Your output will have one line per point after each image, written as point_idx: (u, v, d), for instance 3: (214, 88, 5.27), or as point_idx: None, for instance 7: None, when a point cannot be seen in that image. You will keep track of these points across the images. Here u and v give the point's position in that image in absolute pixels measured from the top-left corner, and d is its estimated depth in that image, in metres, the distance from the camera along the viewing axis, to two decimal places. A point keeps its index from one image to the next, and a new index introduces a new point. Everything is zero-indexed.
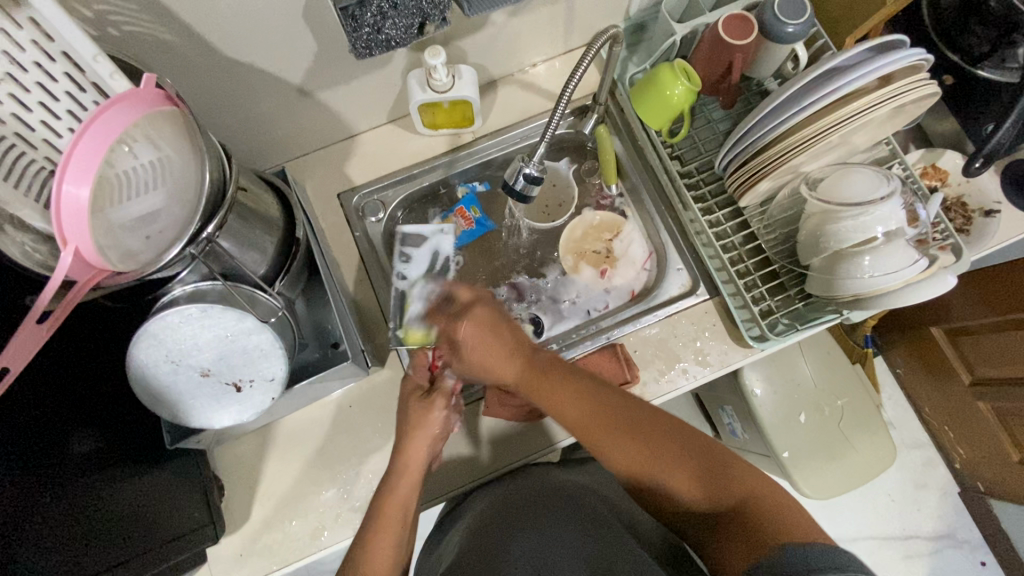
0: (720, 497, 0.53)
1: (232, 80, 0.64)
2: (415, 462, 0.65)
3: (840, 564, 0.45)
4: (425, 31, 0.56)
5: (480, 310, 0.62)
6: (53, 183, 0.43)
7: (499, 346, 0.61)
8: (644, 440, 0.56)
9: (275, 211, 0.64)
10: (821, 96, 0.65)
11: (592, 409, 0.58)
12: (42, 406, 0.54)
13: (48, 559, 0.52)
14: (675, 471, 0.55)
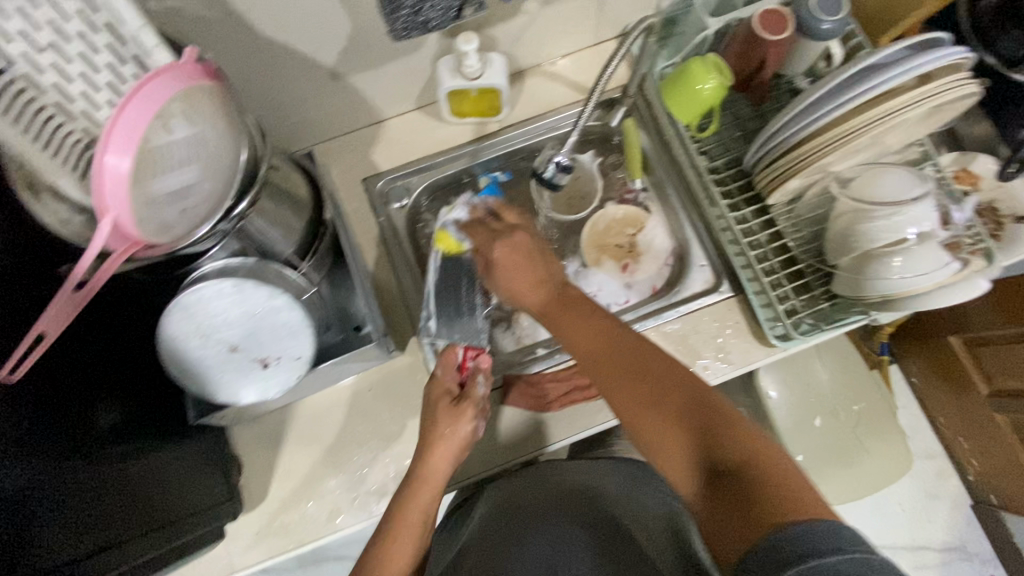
0: (718, 457, 0.49)
1: (267, 59, 0.65)
2: (440, 467, 0.66)
3: (836, 545, 0.40)
4: (462, 14, 0.57)
5: (517, 236, 0.68)
6: (96, 152, 0.43)
7: (529, 272, 0.65)
8: (647, 384, 0.55)
9: (303, 191, 0.64)
10: (861, 92, 0.64)
11: (604, 345, 0.58)
12: (75, 375, 0.55)
13: (70, 519, 0.51)
14: (673, 421, 0.52)
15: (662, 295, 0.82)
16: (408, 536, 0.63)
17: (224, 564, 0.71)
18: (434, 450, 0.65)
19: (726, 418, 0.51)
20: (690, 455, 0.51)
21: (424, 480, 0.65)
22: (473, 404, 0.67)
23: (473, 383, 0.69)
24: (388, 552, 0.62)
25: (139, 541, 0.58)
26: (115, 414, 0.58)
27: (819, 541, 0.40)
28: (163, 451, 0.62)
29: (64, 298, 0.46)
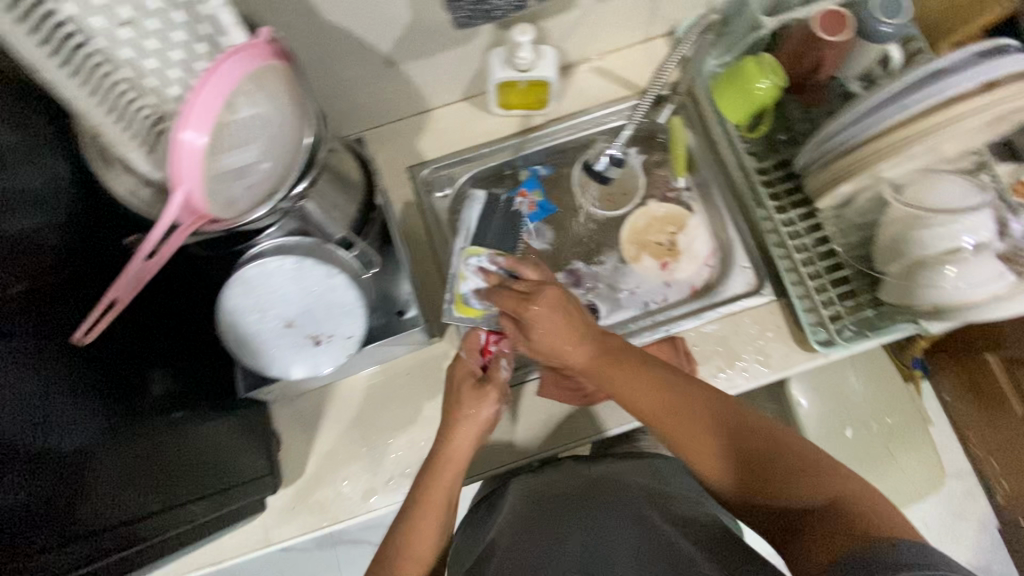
0: (783, 493, 0.53)
1: (327, 44, 0.66)
2: (461, 447, 0.66)
3: (919, 563, 0.42)
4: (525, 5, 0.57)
5: (549, 293, 0.62)
6: (174, 128, 0.44)
7: (564, 328, 0.61)
8: (703, 430, 0.56)
9: (357, 175, 0.65)
10: (924, 98, 0.61)
11: (653, 400, 0.58)
12: (132, 342, 0.57)
13: (116, 491, 0.53)
14: (733, 463, 0.55)
15: (702, 295, 0.81)
16: (431, 514, 0.62)
17: (260, 537, 0.72)
18: (457, 431, 0.66)
19: (780, 450, 0.54)
20: (754, 492, 0.54)
21: (447, 460, 0.65)
22: (497, 386, 0.67)
23: (496, 366, 0.69)
24: (412, 529, 0.61)
25: (188, 505, 0.60)
26: (171, 384, 0.60)
27: (904, 556, 0.43)
28: (211, 421, 0.64)
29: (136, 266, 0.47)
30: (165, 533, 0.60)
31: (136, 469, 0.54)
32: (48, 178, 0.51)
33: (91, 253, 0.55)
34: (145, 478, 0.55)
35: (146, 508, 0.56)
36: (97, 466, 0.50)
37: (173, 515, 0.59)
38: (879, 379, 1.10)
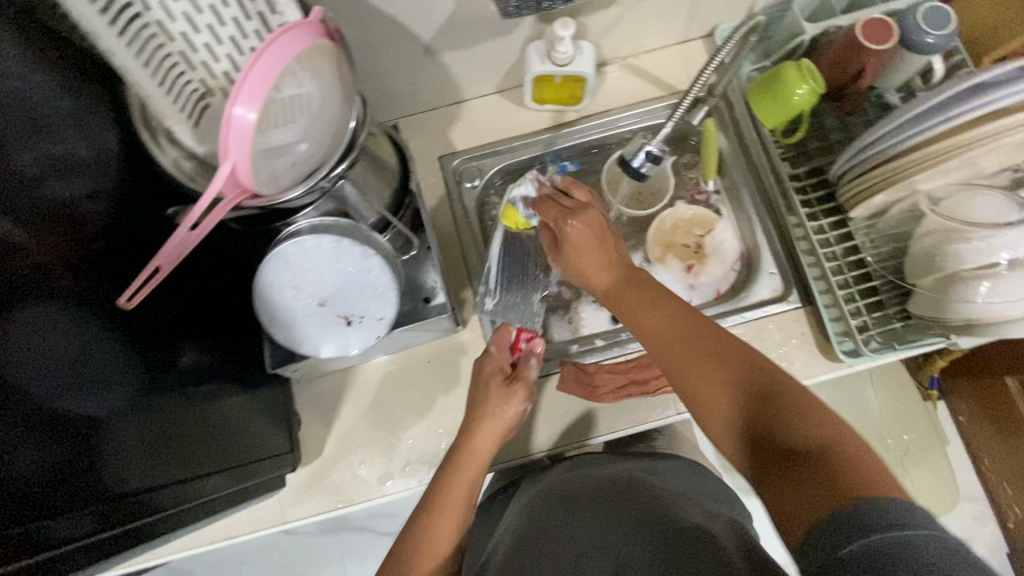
0: (778, 423, 0.49)
1: (371, 30, 0.66)
2: (485, 445, 0.68)
3: (896, 520, 0.38)
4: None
5: (584, 217, 0.67)
6: (226, 103, 0.44)
7: (596, 250, 0.65)
8: (708, 353, 0.55)
9: (393, 160, 0.66)
10: (975, 108, 0.59)
11: (668, 320, 0.59)
12: (166, 315, 0.57)
13: (138, 460, 0.52)
14: (732, 389, 0.53)
15: (727, 299, 0.81)
16: (451, 509, 0.65)
17: (276, 514, 0.73)
18: (480, 427, 0.68)
19: (785, 385, 0.51)
20: (748, 420, 0.51)
21: (468, 457, 0.67)
22: (524, 384, 0.71)
23: (526, 364, 0.73)
24: (433, 522, 0.65)
25: (205, 478, 0.60)
26: (201, 356, 0.61)
27: (885, 518, 0.38)
28: (233, 395, 0.64)
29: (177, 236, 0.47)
30: (183, 509, 0.59)
31: (158, 437, 0.54)
32: (96, 145, 0.52)
33: (132, 221, 0.56)
34: (166, 447, 0.55)
35: (166, 481, 0.55)
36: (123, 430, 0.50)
37: (191, 489, 0.58)
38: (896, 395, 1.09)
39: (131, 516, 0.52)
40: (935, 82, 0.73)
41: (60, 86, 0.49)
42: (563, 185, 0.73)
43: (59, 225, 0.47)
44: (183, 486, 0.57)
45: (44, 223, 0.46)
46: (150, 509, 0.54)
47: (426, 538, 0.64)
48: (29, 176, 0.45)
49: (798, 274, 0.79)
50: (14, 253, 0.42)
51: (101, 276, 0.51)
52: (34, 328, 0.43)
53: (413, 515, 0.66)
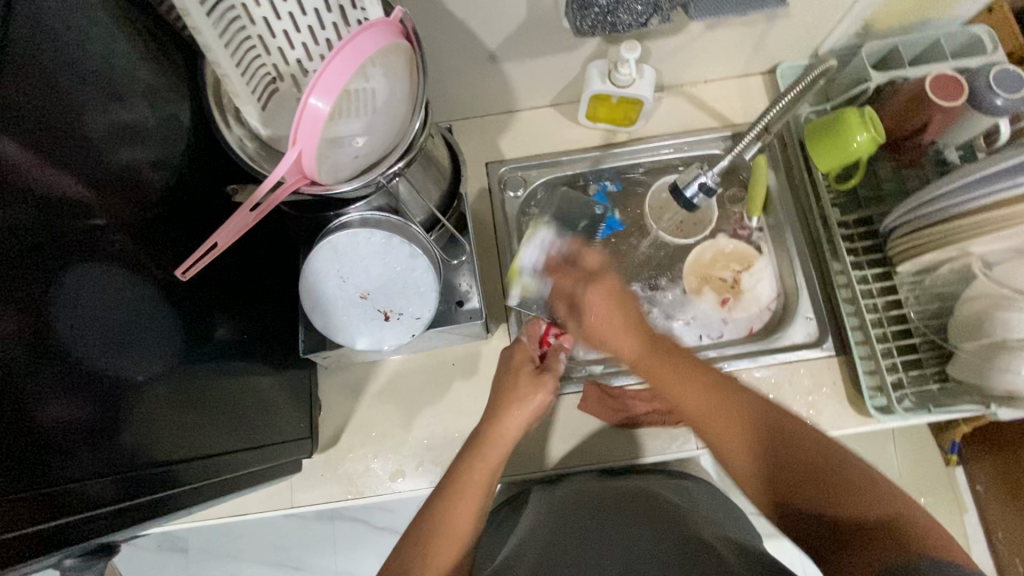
0: (804, 496, 0.49)
1: (441, 33, 0.67)
2: (509, 433, 0.65)
3: None
4: (649, 23, 0.57)
5: (602, 286, 0.62)
6: (303, 92, 0.45)
7: (620, 323, 0.61)
8: (742, 421, 0.54)
9: (446, 162, 0.67)
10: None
11: (700, 392, 0.56)
12: (209, 287, 0.58)
13: (167, 428, 0.51)
14: (764, 459, 0.52)
15: (759, 338, 0.80)
16: (467, 501, 0.60)
17: (285, 497, 0.73)
18: (503, 419, 0.65)
19: (813, 457, 0.50)
20: (776, 488, 0.51)
21: (487, 453, 0.63)
22: (554, 374, 0.68)
23: (556, 358, 0.70)
24: (449, 515, 0.59)
25: (234, 454, 0.59)
26: (238, 331, 0.62)
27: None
28: (260, 372, 0.65)
29: (237, 214, 0.48)
30: (218, 486, 0.58)
31: (190, 405, 0.54)
32: (169, 117, 0.54)
33: (195, 193, 0.58)
34: (196, 416, 0.55)
35: (198, 453, 0.54)
36: (164, 392, 0.51)
37: (223, 465, 0.58)
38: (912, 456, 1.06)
39: (174, 487, 0.51)
40: (999, 144, 0.70)
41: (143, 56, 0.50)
42: (575, 248, 0.70)
43: (126, 191, 0.49)
44: (214, 461, 0.56)
45: (113, 187, 0.47)
46: (190, 480, 0.53)
47: (443, 533, 0.58)
48: (105, 140, 0.46)
49: (835, 322, 0.78)
50: (80, 212, 0.44)
51: (155, 243, 0.52)
52: (85, 283, 0.43)
53: (425, 510, 0.60)
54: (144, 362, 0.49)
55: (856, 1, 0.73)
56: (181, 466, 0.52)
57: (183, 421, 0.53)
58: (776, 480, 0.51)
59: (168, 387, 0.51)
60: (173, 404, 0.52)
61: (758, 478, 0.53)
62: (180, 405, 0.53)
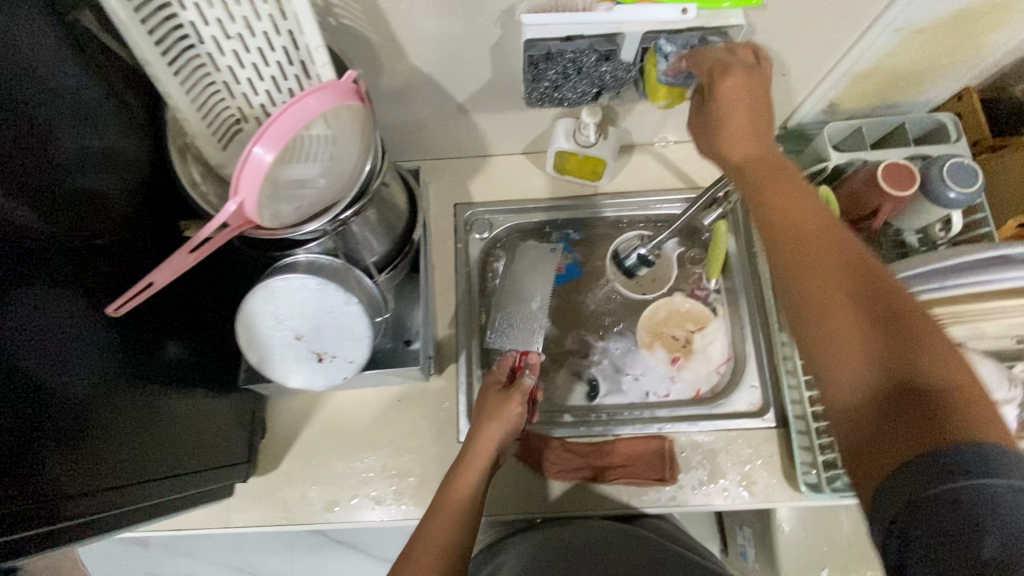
0: (856, 343, 0.45)
1: (409, 85, 0.69)
2: (485, 448, 0.69)
3: (989, 470, 0.37)
4: (595, 97, 0.65)
5: (745, 77, 0.52)
6: (248, 142, 0.48)
7: (745, 124, 0.53)
8: (831, 274, 0.47)
9: (403, 208, 0.69)
10: (971, 282, 0.62)
11: (806, 228, 0.50)
12: (158, 314, 0.60)
13: (94, 450, 0.50)
14: (840, 308, 0.46)
15: (704, 401, 0.81)
16: (447, 514, 0.64)
17: (220, 517, 0.75)
18: (473, 453, 0.68)
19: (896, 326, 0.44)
20: (822, 333, 0.47)
21: (457, 489, 0.66)
22: (521, 391, 0.72)
23: (523, 376, 0.74)
24: (427, 527, 0.63)
25: (156, 483, 0.58)
26: (188, 352, 0.64)
27: (993, 466, 0.37)
28: (203, 398, 0.66)
29: (176, 255, 0.50)
30: (145, 511, 0.57)
31: (114, 431, 0.53)
32: (129, 148, 0.56)
33: (153, 221, 0.60)
34: (131, 437, 0.55)
35: (122, 480, 0.54)
36: (87, 411, 0.50)
37: (143, 493, 0.56)
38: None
39: (68, 519, 0.47)
40: (953, 233, 0.72)
41: (99, 90, 0.53)
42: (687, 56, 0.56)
43: (76, 215, 0.50)
44: (132, 491, 0.55)
45: (62, 212, 0.49)
46: (109, 506, 0.52)
47: (421, 542, 0.62)
48: (60, 172, 0.49)
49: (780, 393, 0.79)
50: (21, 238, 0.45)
51: (94, 275, 0.52)
52: (21, 306, 0.44)
53: (415, 535, 0.63)
54: (66, 383, 0.48)
55: (820, 82, 0.74)
56: (93, 496, 0.50)
57: (104, 441, 0.51)
58: (841, 320, 0.46)
59: (95, 404, 0.51)
60: (97, 428, 0.51)
61: (812, 322, 0.47)
62: (104, 428, 0.52)
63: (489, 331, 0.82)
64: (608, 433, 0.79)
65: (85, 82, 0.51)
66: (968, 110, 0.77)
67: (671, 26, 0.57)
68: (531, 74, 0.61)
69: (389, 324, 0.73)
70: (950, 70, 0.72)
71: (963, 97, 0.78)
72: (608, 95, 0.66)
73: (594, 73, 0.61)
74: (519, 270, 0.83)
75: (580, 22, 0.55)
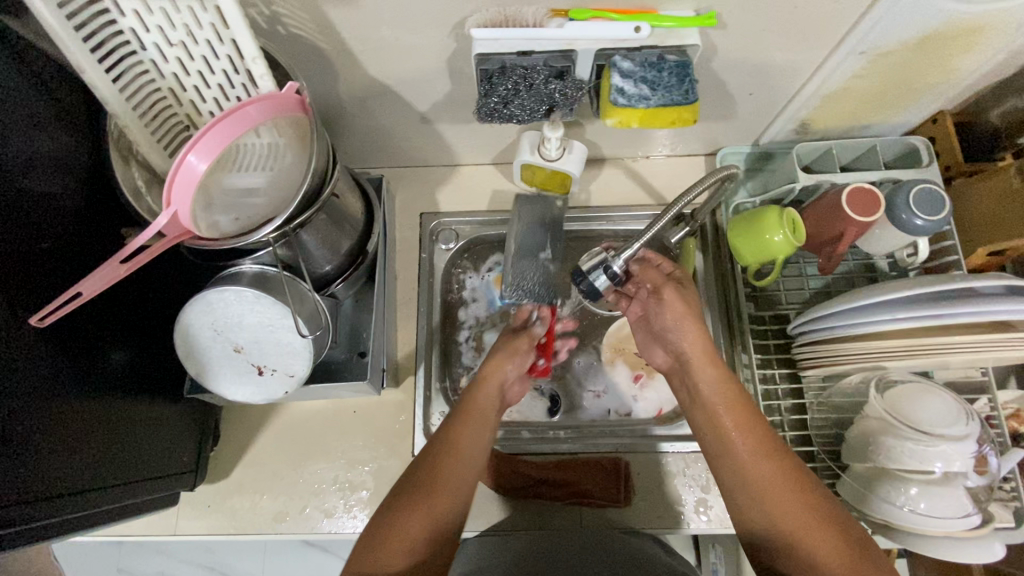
0: (813, 541, 0.51)
1: (369, 95, 0.68)
2: (493, 376, 0.68)
3: None
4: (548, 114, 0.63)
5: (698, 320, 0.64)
6: (180, 151, 0.46)
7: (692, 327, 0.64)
8: (788, 478, 0.54)
9: (358, 217, 0.68)
10: (919, 317, 0.59)
11: (744, 427, 0.58)
12: (105, 319, 0.59)
13: (33, 458, 0.49)
14: (800, 511, 0.52)
15: (665, 421, 0.80)
16: (471, 432, 0.61)
17: (170, 524, 0.74)
18: (488, 377, 0.68)
19: (836, 525, 0.52)
20: (780, 524, 0.53)
21: (479, 403, 0.64)
22: (531, 334, 0.74)
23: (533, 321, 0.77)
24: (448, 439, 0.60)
25: (85, 495, 0.55)
26: (132, 358, 0.62)
27: None
28: (153, 403, 0.65)
29: (108, 265, 0.49)
30: (70, 524, 0.54)
31: (31, 440, 0.49)
32: (68, 148, 0.55)
33: (97, 225, 0.59)
34: (76, 443, 0.54)
35: (37, 494, 0.49)
36: (20, 419, 0.48)
37: (69, 505, 0.53)
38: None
39: (8, 527, 0.46)
40: (919, 259, 0.71)
41: (36, 92, 0.51)
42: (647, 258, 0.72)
43: (4, 215, 0.48)
44: (51, 504, 0.51)
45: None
46: (19, 520, 0.48)
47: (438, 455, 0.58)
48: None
49: None
50: None
51: (15, 281, 0.49)
52: None
53: (432, 443, 0.60)
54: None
55: (789, 102, 0.73)
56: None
57: (18, 449, 0.47)
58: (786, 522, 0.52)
59: (14, 412, 0.47)
60: (11, 435, 0.47)
61: (774, 523, 0.53)
62: (20, 437, 0.48)
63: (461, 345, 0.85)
64: (564, 451, 0.78)
65: (22, 84, 0.50)
66: (942, 134, 0.75)
67: (625, 43, 0.55)
68: (483, 88, 0.58)
69: (344, 335, 0.72)
70: (923, 93, 0.71)
71: (938, 120, 0.76)
72: (562, 112, 0.64)
73: (543, 91, 0.59)
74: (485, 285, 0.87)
75: (531, 37, 0.54)
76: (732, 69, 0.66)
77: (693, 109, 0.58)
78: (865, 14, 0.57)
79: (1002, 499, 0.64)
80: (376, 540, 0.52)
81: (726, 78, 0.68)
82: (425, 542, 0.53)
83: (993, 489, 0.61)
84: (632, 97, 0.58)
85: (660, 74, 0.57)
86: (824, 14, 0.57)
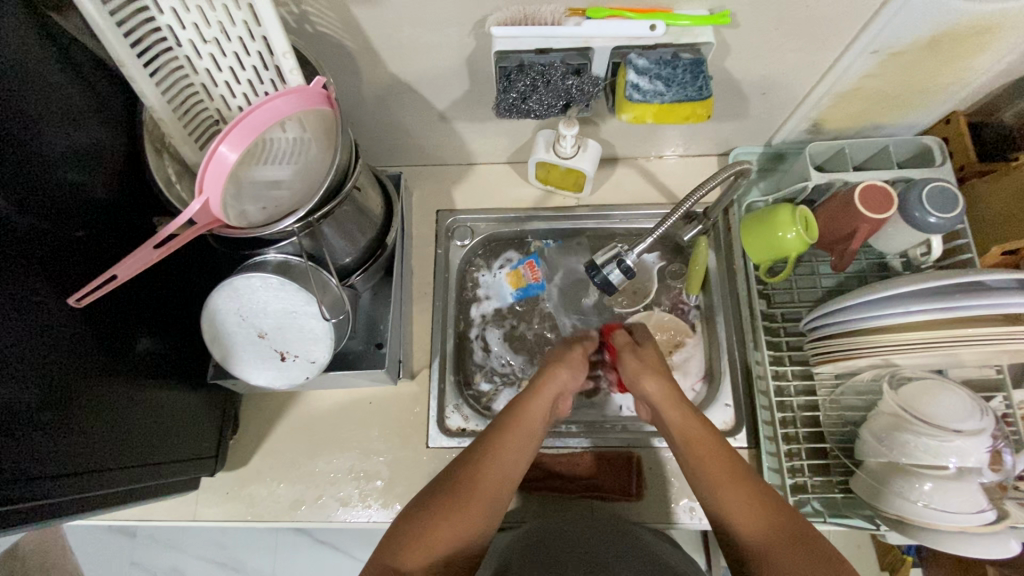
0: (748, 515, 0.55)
1: (390, 93, 0.70)
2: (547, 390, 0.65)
3: None
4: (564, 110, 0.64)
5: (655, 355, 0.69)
6: (213, 141, 0.48)
7: (658, 363, 0.68)
8: (735, 469, 0.58)
9: (377, 211, 0.69)
10: (932, 309, 0.60)
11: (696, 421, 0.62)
12: (136, 304, 0.61)
13: (64, 432, 0.51)
14: (741, 493, 0.56)
15: None
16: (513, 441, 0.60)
17: (189, 510, 0.76)
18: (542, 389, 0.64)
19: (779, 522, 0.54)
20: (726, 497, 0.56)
21: (528, 415, 0.62)
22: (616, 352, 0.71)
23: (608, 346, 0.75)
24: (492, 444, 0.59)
25: (111, 472, 0.56)
26: (160, 344, 0.65)
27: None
28: (178, 388, 0.67)
29: (142, 249, 0.52)
30: (92, 502, 0.55)
31: (61, 413, 0.51)
32: (104, 141, 0.57)
33: (128, 213, 0.61)
34: (103, 424, 0.55)
35: (60, 471, 0.51)
36: (57, 393, 0.50)
37: (94, 482, 0.54)
38: (859, 567, 0.94)
39: (36, 499, 0.48)
40: (933, 257, 0.71)
41: (77, 86, 0.54)
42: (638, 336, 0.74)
43: (46, 202, 0.51)
44: (73, 482, 0.52)
45: (42, 204, 0.50)
46: (43, 496, 0.49)
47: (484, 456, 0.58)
48: (43, 165, 0.50)
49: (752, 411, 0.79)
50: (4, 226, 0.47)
51: (55, 263, 0.51)
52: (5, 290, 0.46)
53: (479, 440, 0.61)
54: (9, 354, 0.46)
55: (801, 101, 0.74)
56: (26, 483, 0.47)
57: (46, 424, 0.49)
58: (734, 494, 0.56)
59: (50, 388, 0.50)
60: (39, 410, 0.48)
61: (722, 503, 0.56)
62: (50, 412, 0.50)
63: (474, 340, 0.87)
64: (576, 446, 0.78)
65: (64, 78, 0.53)
66: (955, 134, 0.76)
67: (640, 41, 0.57)
68: (501, 84, 0.60)
69: (362, 326, 0.74)
70: (935, 94, 0.72)
71: (951, 120, 0.76)
72: (578, 108, 0.66)
73: (561, 87, 0.61)
74: (494, 280, 0.89)
75: (549, 35, 0.56)
76: (745, 68, 0.67)
77: (707, 104, 0.59)
78: (875, 13, 0.58)
79: (1017, 497, 0.63)
80: (411, 534, 0.53)
81: (739, 76, 0.69)
82: (451, 539, 0.53)
83: (1007, 486, 0.61)
84: (647, 92, 0.59)
85: (675, 70, 0.58)
86: (835, 15, 0.58)
